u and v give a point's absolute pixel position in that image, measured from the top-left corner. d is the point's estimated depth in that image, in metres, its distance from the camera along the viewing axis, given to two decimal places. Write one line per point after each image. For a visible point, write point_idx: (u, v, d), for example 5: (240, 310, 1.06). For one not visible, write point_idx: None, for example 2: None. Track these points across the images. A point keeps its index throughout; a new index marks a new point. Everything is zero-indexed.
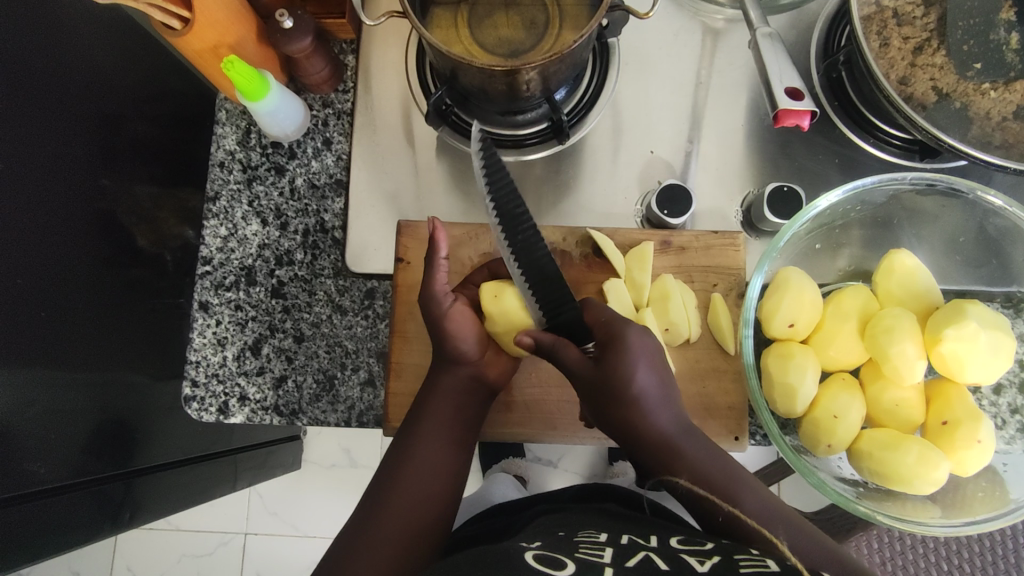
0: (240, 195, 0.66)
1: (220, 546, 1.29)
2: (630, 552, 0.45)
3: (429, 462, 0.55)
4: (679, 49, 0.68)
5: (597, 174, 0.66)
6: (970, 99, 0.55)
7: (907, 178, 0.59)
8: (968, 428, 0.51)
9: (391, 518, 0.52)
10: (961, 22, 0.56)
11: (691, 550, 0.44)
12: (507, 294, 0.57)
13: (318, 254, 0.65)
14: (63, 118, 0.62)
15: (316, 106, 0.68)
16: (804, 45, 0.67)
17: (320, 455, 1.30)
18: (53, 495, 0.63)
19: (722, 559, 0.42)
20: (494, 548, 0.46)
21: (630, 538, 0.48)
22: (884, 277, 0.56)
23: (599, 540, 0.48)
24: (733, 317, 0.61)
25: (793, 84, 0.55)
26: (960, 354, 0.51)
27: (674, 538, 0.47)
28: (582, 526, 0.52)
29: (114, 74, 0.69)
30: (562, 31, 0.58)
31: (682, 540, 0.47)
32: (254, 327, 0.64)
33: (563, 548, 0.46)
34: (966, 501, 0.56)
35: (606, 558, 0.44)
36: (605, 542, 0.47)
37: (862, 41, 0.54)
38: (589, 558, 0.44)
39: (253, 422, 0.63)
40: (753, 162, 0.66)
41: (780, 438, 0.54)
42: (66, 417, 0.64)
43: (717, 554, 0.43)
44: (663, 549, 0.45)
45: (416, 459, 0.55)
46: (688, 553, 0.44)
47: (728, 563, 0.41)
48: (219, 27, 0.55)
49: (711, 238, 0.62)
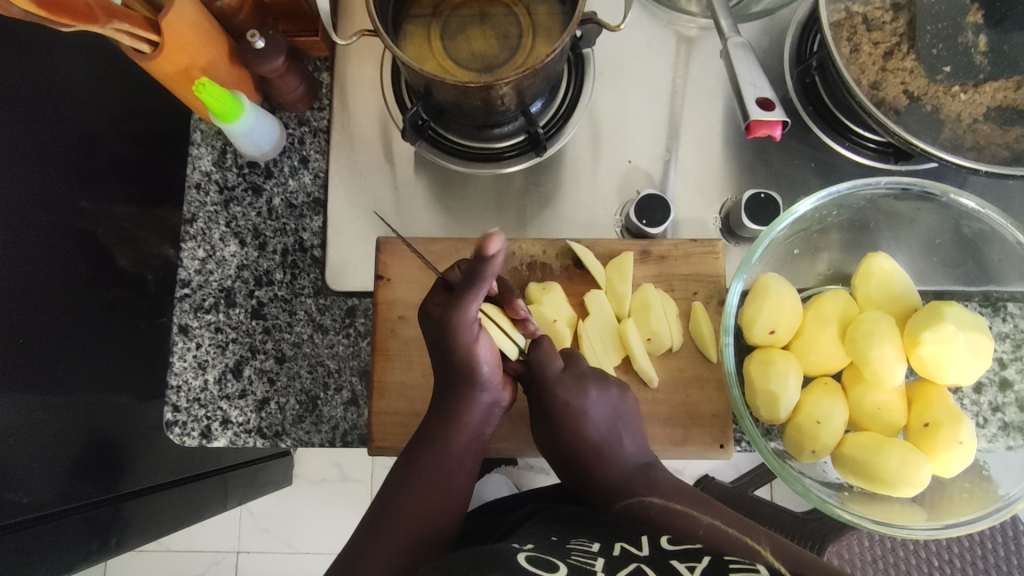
0: (217, 216, 0.66)
1: (213, 565, 1.27)
2: (621, 563, 0.44)
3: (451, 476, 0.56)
4: (654, 58, 0.68)
5: (576, 184, 0.66)
6: (941, 101, 0.56)
7: (881, 183, 0.60)
8: (949, 429, 0.52)
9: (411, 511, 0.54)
10: (930, 26, 0.57)
11: (682, 553, 0.44)
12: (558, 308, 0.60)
13: (298, 273, 0.65)
14: (39, 142, 0.62)
15: (292, 124, 0.68)
16: (777, 52, 0.67)
17: (311, 471, 1.29)
18: (42, 522, 0.62)
19: (713, 561, 0.43)
20: (485, 549, 0.45)
21: (623, 546, 0.47)
22: (863, 282, 0.56)
23: (592, 548, 0.47)
24: (716, 325, 0.61)
25: (765, 93, 0.54)
26: (939, 355, 0.51)
27: (664, 539, 0.47)
28: (576, 530, 0.51)
29: (89, 96, 0.69)
30: (536, 45, 0.58)
31: (671, 539, 0.47)
32: (234, 349, 0.64)
33: (556, 554, 0.45)
34: (950, 501, 0.56)
35: (599, 566, 0.43)
36: (598, 551, 0.46)
37: (833, 48, 0.54)
38: (581, 565, 0.43)
39: (237, 445, 0.63)
40: (730, 169, 0.66)
41: (762, 444, 0.54)
42: (49, 444, 0.63)
43: (708, 556, 0.44)
44: (655, 556, 0.45)
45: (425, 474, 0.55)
46: (678, 557, 0.44)
47: (719, 564, 0.42)
48: (190, 48, 0.55)
49: (691, 247, 0.63)
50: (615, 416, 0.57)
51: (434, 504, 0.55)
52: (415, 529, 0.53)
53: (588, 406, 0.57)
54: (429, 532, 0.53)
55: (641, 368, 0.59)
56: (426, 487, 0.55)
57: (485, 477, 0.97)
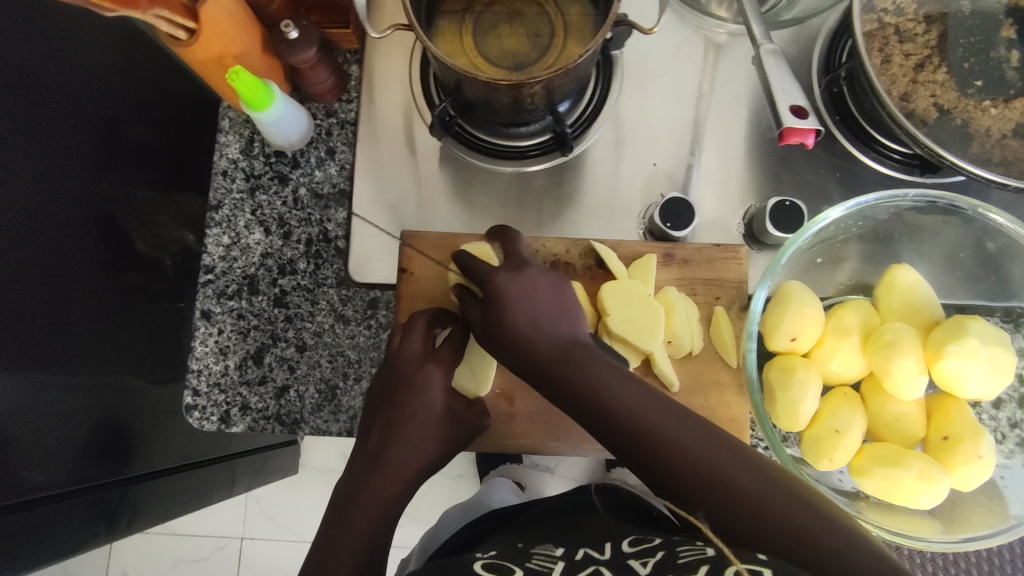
0: (243, 204, 0.66)
1: (217, 551, 1.28)
2: (581, 566, 0.44)
3: (408, 460, 0.53)
4: (682, 62, 0.69)
5: (600, 184, 0.67)
6: (971, 115, 0.56)
7: (909, 195, 0.60)
8: (969, 443, 0.52)
9: (369, 494, 0.51)
10: (962, 40, 0.57)
11: (639, 552, 0.44)
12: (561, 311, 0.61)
13: (321, 264, 0.65)
14: (66, 124, 0.62)
15: (320, 115, 0.68)
16: (806, 59, 0.67)
17: (317, 460, 1.30)
18: (49, 501, 0.63)
19: (665, 555, 0.42)
20: (449, 561, 0.47)
21: (585, 551, 0.47)
22: (886, 292, 0.57)
23: (554, 554, 0.47)
24: (737, 330, 0.62)
25: (798, 101, 0.54)
26: (962, 370, 0.52)
27: (625, 543, 0.47)
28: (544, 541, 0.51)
29: (114, 80, 0.69)
30: (567, 45, 0.59)
31: (632, 542, 0.46)
32: (256, 336, 0.64)
33: (518, 561, 0.46)
34: (966, 516, 0.56)
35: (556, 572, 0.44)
36: (559, 556, 0.46)
37: (864, 58, 0.54)
38: (537, 570, 0.44)
39: (255, 431, 0.63)
40: (753, 175, 0.66)
41: (782, 450, 0.54)
42: (64, 423, 0.64)
43: (661, 551, 0.43)
44: (614, 559, 0.44)
45: (388, 464, 0.52)
46: (635, 556, 0.43)
47: (669, 558, 0.41)
48: (225, 36, 0.55)
49: (714, 251, 0.63)
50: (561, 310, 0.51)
51: (394, 485, 0.52)
52: (374, 516, 0.50)
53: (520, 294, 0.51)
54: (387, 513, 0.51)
55: (662, 372, 0.59)
56: (393, 472, 0.52)
57: (489, 481, 0.97)
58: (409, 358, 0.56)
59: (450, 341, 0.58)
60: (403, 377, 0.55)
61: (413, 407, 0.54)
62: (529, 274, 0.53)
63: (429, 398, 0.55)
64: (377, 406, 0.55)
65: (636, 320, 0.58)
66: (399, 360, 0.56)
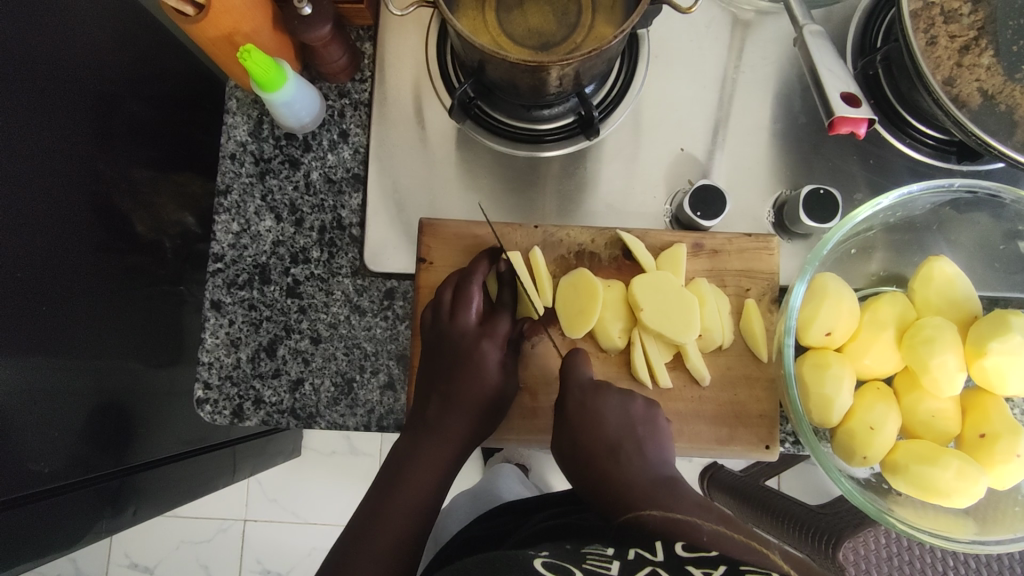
0: (253, 189, 0.64)
1: (219, 532, 1.28)
2: (637, 566, 0.42)
3: (429, 475, 0.55)
4: (710, 41, 0.66)
5: (624, 170, 0.64)
6: (1017, 101, 0.54)
7: (953, 185, 0.57)
8: (1008, 441, 0.51)
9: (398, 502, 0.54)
10: (1011, 21, 0.54)
11: (697, 558, 0.42)
12: (592, 297, 0.58)
13: (335, 252, 0.63)
14: (61, 102, 0.59)
15: (332, 95, 0.65)
16: (840, 39, 0.64)
17: (320, 443, 1.29)
18: (52, 494, 0.61)
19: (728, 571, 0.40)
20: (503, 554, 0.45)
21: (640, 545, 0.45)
22: (923, 285, 0.55)
23: (608, 552, 0.45)
24: (768, 324, 0.60)
25: (847, 88, 0.52)
26: (1003, 367, 0.50)
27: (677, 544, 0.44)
28: (592, 539, 0.49)
29: (107, 54, 0.65)
30: (596, 24, 0.56)
31: (687, 544, 0.44)
32: (268, 328, 0.62)
33: (572, 560, 0.44)
34: (1003, 515, 0.55)
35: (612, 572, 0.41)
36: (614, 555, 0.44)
37: (911, 39, 0.51)
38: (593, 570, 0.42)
39: (268, 425, 0.61)
40: (783, 161, 0.64)
41: (814, 445, 0.53)
42: (65, 413, 0.61)
43: (724, 564, 0.41)
44: (670, 560, 0.42)
45: (411, 476, 0.55)
46: (694, 563, 0.41)
47: None
48: (236, 12, 0.52)
49: (745, 242, 0.61)
50: (645, 414, 0.55)
51: (424, 496, 0.55)
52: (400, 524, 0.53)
53: (608, 411, 0.55)
54: (413, 530, 0.53)
55: (694, 367, 0.58)
56: (416, 482, 0.55)
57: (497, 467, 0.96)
58: (466, 337, 0.56)
59: (503, 309, 0.58)
60: (457, 357, 0.56)
61: (453, 410, 0.56)
62: (606, 402, 0.55)
63: (469, 396, 0.56)
64: (432, 376, 0.57)
65: (670, 318, 0.57)
66: (450, 338, 0.56)
